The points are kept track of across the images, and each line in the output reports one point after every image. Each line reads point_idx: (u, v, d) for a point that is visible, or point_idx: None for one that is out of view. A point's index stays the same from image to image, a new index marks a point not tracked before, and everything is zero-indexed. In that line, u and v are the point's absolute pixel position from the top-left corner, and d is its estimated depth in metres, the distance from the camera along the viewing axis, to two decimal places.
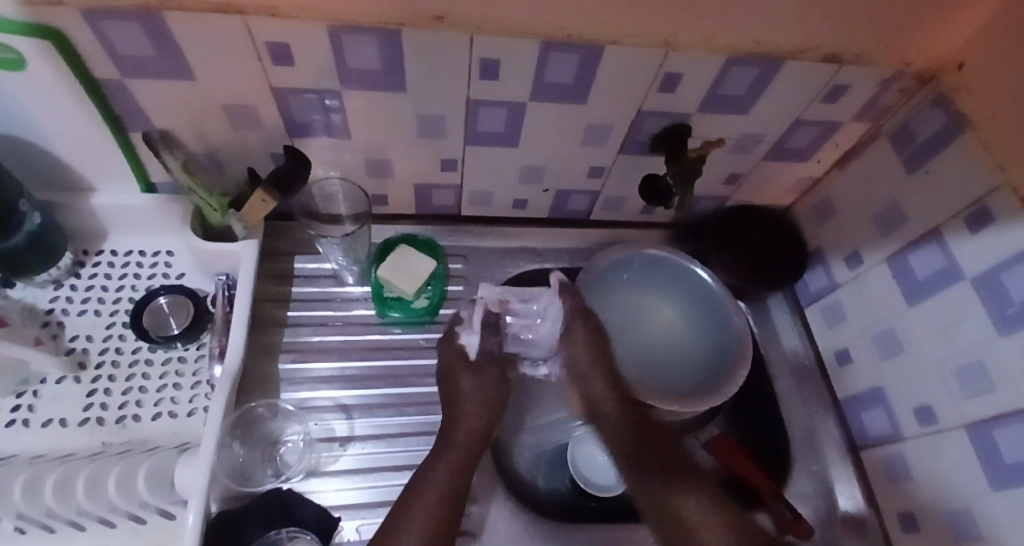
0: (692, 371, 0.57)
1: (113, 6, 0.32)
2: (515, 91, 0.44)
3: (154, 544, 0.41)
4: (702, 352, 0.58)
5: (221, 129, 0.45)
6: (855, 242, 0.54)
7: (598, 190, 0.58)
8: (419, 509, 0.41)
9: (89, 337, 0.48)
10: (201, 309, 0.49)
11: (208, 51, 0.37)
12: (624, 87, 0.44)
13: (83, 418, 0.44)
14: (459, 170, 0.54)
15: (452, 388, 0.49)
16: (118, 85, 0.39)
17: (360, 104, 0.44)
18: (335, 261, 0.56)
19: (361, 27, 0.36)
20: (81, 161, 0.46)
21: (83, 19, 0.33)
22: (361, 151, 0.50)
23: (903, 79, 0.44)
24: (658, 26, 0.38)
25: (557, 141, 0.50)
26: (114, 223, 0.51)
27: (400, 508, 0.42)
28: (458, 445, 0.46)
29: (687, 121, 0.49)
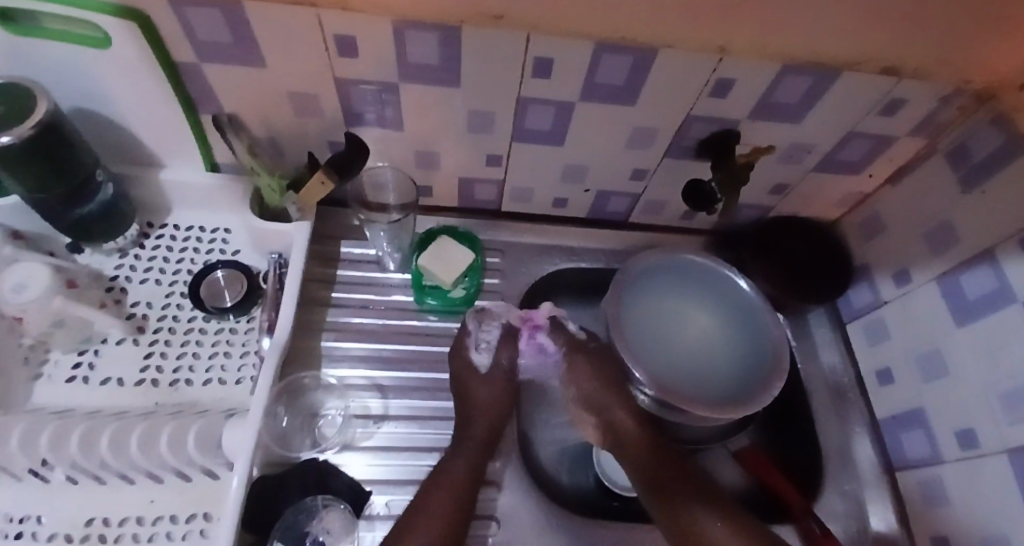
0: (720, 379, 0.56)
1: None
2: (566, 91, 0.45)
3: (196, 501, 0.43)
4: (731, 361, 0.57)
5: (285, 115, 0.48)
6: (903, 259, 0.53)
7: (639, 193, 0.59)
8: (440, 494, 0.44)
9: (149, 303, 0.51)
10: (255, 284, 0.52)
11: (280, 41, 0.39)
12: (674, 90, 0.44)
13: (140, 379, 0.47)
14: (503, 166, 0.55)
15: (466, 388, 0.51)
16: (195, 69, 0.42)
17: (415, 97, 0.46)
18: (379, 246, 0.58)
19: (424, 23, 0.38)
20: (155, 140, 0.49)
21: (170, 6, 0.36)
22: (411, 143, 0.52)
23: (963, 96, 0.43)
24: (713, 31, 0.38)
25: (603, 142, 0.51)
26: (178, 200, 0.54)
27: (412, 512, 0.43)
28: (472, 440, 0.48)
29: (736, 128, 0.48)
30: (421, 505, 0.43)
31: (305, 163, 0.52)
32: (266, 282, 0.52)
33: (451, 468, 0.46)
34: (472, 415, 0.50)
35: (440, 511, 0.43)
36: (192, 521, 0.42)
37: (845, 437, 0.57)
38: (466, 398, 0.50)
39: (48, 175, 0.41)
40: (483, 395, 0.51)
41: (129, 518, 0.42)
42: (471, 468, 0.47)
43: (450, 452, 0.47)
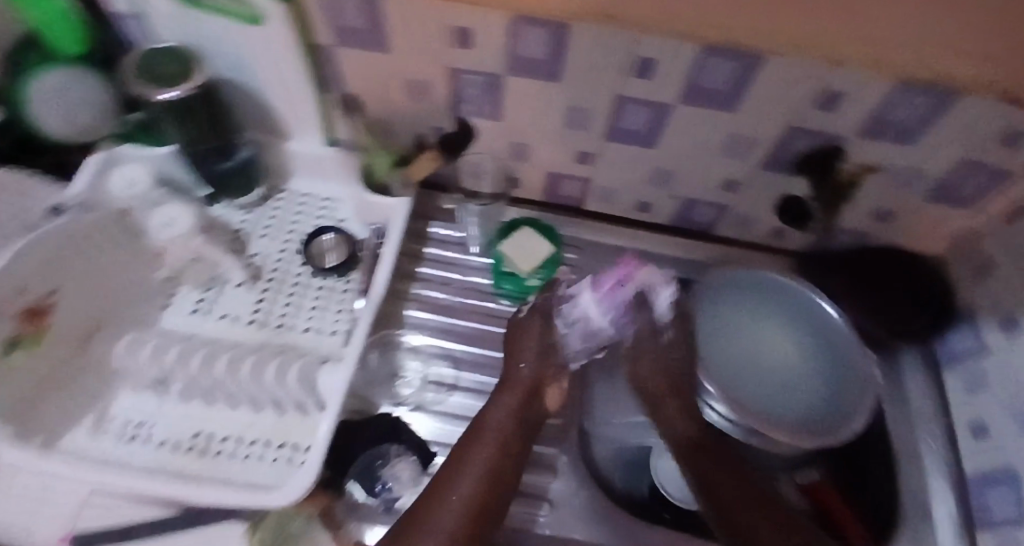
0: (799, 406, 0.53)
1: None
2: (667, 92, 0.45)
3: (286, 432, 0.48)
4: (811, 388, 0.54)
5: (400, 99, 0.52)
6: (1010, 304, 0.48)
7: (727, 204, 0.58)
8: (477, 454, 0.44)
9: (266, 255, 0.58)
10: (356, 251, 0.57)
11: (406, 30, 0.44)
12: (780, 100, 0.43)
13: (251, 318, 0.54)
14: (592, 164, 0.56)
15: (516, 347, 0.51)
16: (331, 51, 0.48)
17: (517, 89, 0.49)
18: (468, 230, 0.62)
19: (538, 18, 0.40)
20: (287, 113, 0.56)
21: None
22: (508, 134, 0.54)
23: None
24: (830, 41, 0.37)
25: (698, 148, 0.51)
26: (300, 168, 0.61)
27: (453, 463, 0.44)
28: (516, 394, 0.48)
29: (843, 144, 0.46)
30: (459, 457, 0.44)
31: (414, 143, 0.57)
32: (366, 250, 0.57)
33: (492, 423, 0.46)
34: (519, 374, 0.49)
35: (479, 465, 0.43)
36: (282, 449, 0.47)
37: (927, 489, 0.52)
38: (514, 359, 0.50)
39: (198, 121, 0.47)
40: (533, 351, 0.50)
41: (231, 437, 0.48)
42: (513, 423, 0.47)
43: (491, 406, 0.48)
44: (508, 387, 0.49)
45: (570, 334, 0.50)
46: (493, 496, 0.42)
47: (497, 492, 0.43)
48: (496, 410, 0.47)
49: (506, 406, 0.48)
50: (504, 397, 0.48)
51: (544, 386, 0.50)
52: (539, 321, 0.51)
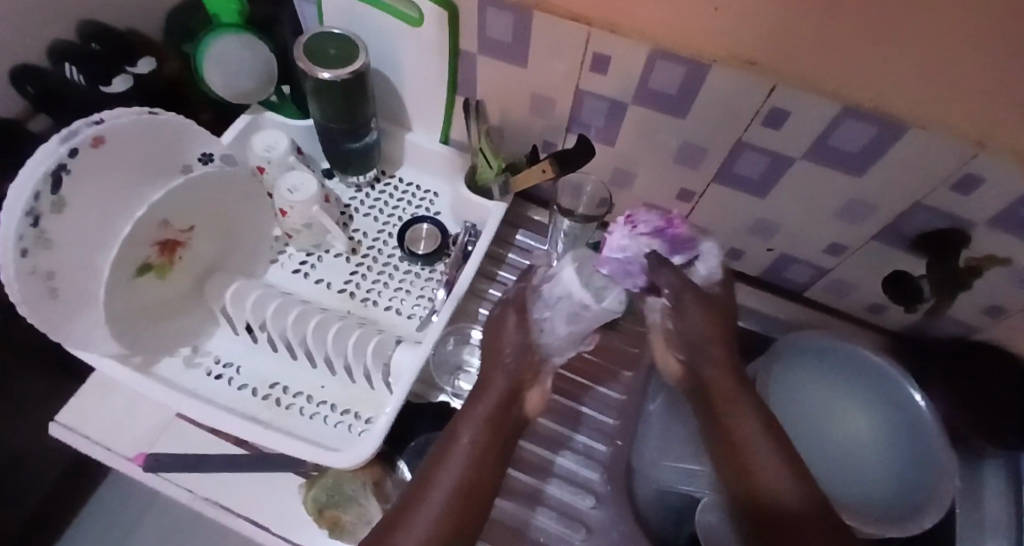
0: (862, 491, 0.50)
1: None
2: (790, 145, 0.45)
3: (354, 400, 0.51)
4: (878, 476, 0.51)
5: (522, 111, 0.55)
6: None
7: (827, 267, 0.56)
8: (448, 462, 0.36)
9: (365, 233, 0.61)
10: (446, 242, 0.60)
11: (546, 48, 0.46)
12: (912, 172, 0.42)
13: (342, 288, 0.57)
14: (692, 202, 0.57)
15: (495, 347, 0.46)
16: (471, 57, 0.51)
17: (637, 118, 0.50)
18: (552, 244, 0.62)
19: (679, 55, 0.42)
20: (415, 106, 0.60)
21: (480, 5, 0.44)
22: (616, 159, 0.56)
23: None
24: (981, 122, 0.36)
25: (808, 204, 0.50)
26: (411, 158, 0.65)
27: (424, 474, 0.36)
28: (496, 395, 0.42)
29: (969, 230, 0.44)
30: (433, 465, 0.36)
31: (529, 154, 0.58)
32: (455, 244, 0.60)
33: (465, 424, 0.40)
34: (497, 376, 0.44)
35: (454, 468, 0.36)
36: (347, 415, 0.50)
37: None
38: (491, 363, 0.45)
39: (346, 103, 0.52)
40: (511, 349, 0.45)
41: (304, 393, 0.51)
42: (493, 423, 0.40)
43: (466, 408, 0.41)
44: (487, 389, 0.43)
45: (554, 315, 0.46)
46: (471, 511, 0.34)
47: (482, 504, 0.35)
48: (473, 410, 0.41)
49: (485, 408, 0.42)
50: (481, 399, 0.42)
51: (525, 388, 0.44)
52: (522, 315, 0.47)
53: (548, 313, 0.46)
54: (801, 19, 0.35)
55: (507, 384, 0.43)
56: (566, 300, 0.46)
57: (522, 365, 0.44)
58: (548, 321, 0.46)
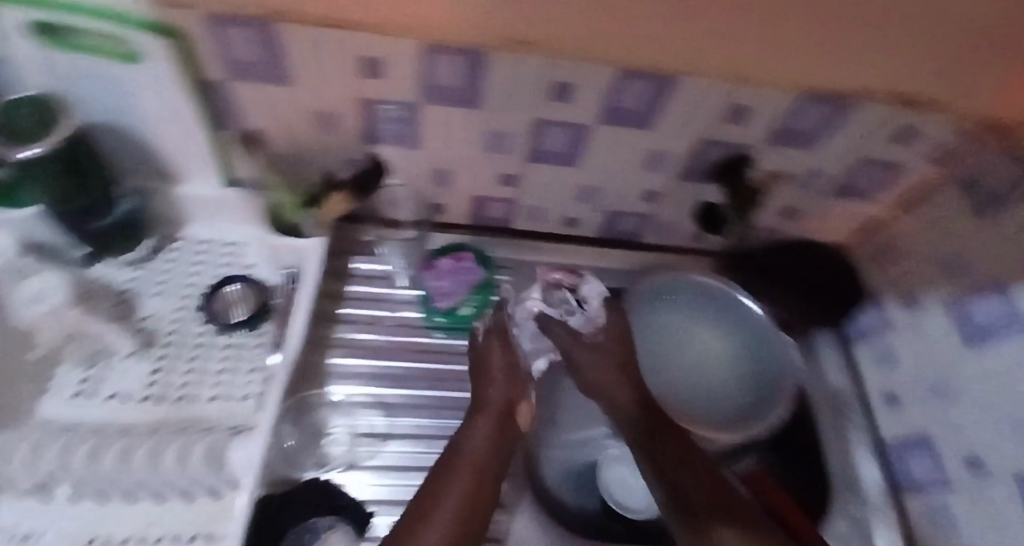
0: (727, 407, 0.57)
1: (237, 14, 0.37)
2: (584, 112, 0.46)
3: (198, 521, 0.42)
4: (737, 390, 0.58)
5: (305, 134, 0.48)
6: (914, 286, 0.52)
7: (651, 213, 0.59)
8: (448, 497, 0.40)
9: (158, 318, 0.53)
10: (265, 298, 0.53)
11: (308, 60, 0.41)
12: (690, 118, 0.45)
13: (146, 394, 0.48)
14: (518, 185, 0.56)
15: (483, 365, 0.50)
16: (224, 87, 0.44)
17: (436, 116, 0.47)
18: (392, 263, 0.60)
19: (451, 45, 0.39)
20: (177, 154, 0.50)
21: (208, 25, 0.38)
22: (429, 162, 0.52)
23: (986, 123, 0.43)
24: (728, 57, 0.39)
25: (617, 163, 0.52)
26: (194, 214, 0.56)
27: (418, 511, 0.39)
28: (492, 416, 0.47)
29: (750, 152, 0.49)
30: (432, 501, 0.40)
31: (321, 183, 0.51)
32: (276, 296, 0.54)
33: (467, 454, 0.44)
34: (490, 395, 0.48)
35: (451, 505, 0.40)
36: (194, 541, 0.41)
37: (849, 461, 0.56)
38: (483, 387, 0.49)
39: (72, 179, 0.42)
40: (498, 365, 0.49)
41: (130, 539, 0.41)
42: (489, 447, 0.45)
43: (462, 434, 0.46)
44: (484, 411, 0.47)
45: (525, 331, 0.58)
46: (467, 534, 0.39)
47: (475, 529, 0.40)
48: (471, 439, 0.45)
49: (482, 432, 0.46)
50: (481, 422, 0.46)
51: (516, 407, 0.48)
52: (505, 335, 0.52)
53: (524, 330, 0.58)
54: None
55: (503, 402, 0.47)
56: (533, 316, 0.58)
57: (512, 383, 0.49)
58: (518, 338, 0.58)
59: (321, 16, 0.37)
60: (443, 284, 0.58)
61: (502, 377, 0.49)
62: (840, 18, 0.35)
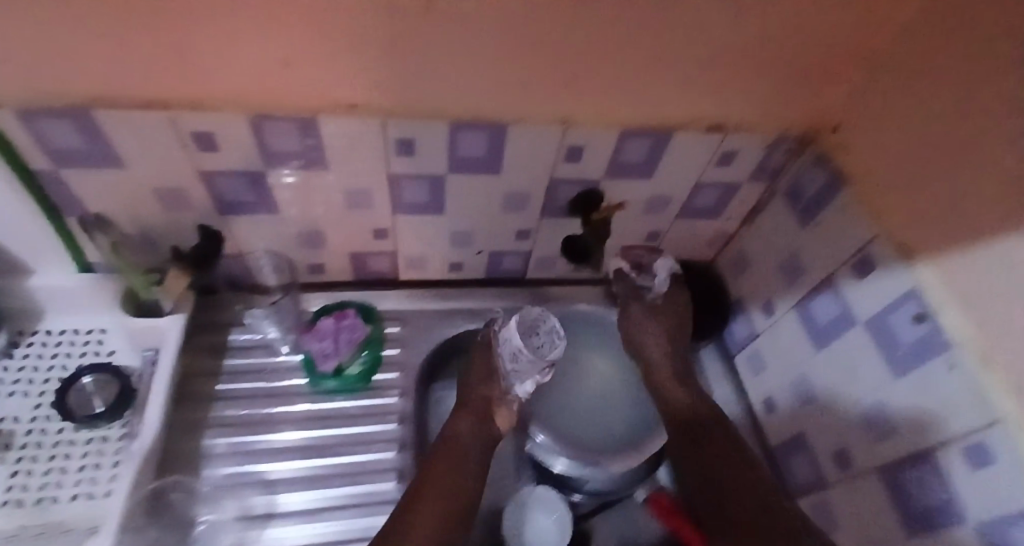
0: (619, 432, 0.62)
1: (48, 104, 0.36)
2: (433, 165, 0.48)
3: None
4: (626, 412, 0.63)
5: (155, 211, 0.48)
6: (768, 292, 0.56)
7: (528, 250, 0.61)
8: (428, 491, 0.45)
9: (16, 418, 0.49)
10: (129, 385, 0.51)
11: (138, 142, 0.41)
12: (532, 161, 0.48)
13: (4, 499, 0.45)
14: (390, 239, 0.56)
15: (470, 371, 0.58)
16: (54, 176, 0.42)
17: (285, 182, 0.47)
18: (269, 332, 0.59)
19: (280, 115, 0.41)
20: (19, 248, 0.48)
21: (19, 120, 0.37)
22: (292, 225, 0.52)
23: (789, 140, 0.48)
24: (545, 104, 0.43)
25: (480, 208, 0.54)
26: (53, 305, 0.53)
27: (410, 502, 0.44)
28: (475, 414, 0.54)
29: (597, 187, 0.52)
30: (415, 494, 0.45)
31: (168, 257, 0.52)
32: (139, 382, 0.52)
33: (450, 443, 0.51)
34: (475, 393, 0.55)
35: (439, 498, 0.45)
36: None
37: None
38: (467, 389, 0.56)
39: None
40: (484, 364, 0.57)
41: None
42: (464, 439, 0.51)
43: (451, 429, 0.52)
44: (465, 410, 0.54)
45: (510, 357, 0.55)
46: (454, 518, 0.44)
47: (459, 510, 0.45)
48: (460, 430, 0.52)
49: (466, 426, 0.53)
50: (463, 418, 0.53)
51: (495, 407, 0.55)
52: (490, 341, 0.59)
53: (520, 347, 0.54)
54: (362, 44, 0.36)
55: (484, 400, 0.55)
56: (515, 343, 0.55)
57: (495, 386, 0.56)
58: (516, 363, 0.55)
59: (141, 98, 0.38)
60: (327, 344, 0.56)
61: (485, 379, 0.56)
62: (632, 52, 0.39)
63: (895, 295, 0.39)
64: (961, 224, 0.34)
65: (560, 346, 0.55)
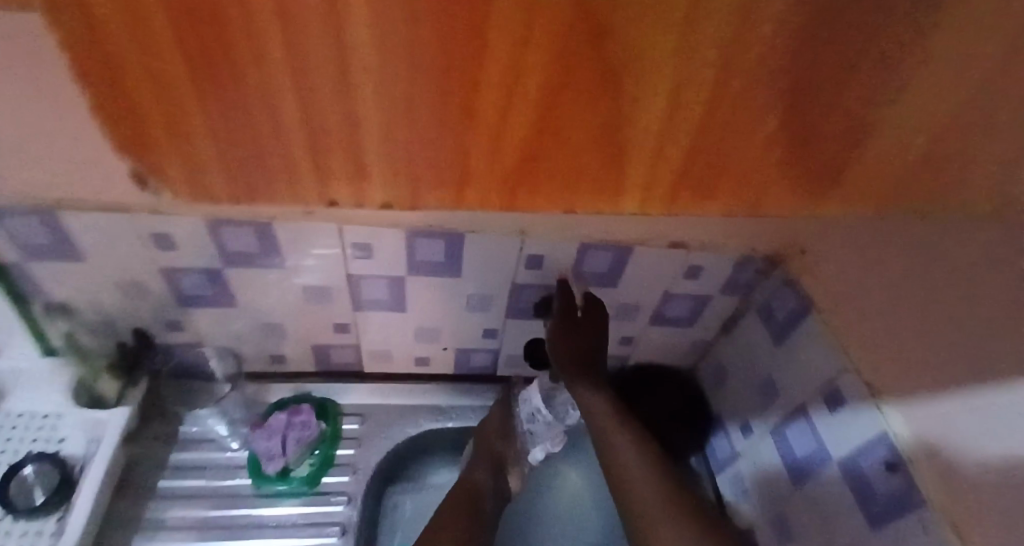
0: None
1: (13, 205, 0.38)
2: (393, 267, 0.47)
3: None
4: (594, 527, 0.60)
5: (116, 301, 0.48)
6: (744, 412, 0.52)
7: (498, 348, 0.59)
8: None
9: None
10: (70, 475, 0.49)
11: (99, 240, 0.42)
12: (493, 266, 0.48)
13: None
14: (353, 333, 0.55)
15: (483, 424, 0.58)
16: (20, 268, 0.43)
17: (243, 279, 0.47)
18: (217, 433, 0.57)
19: (236, 220, 0.41)
20: None
21: None
22: (251, 316, 0.52)
23: (755, 260, 0.47)
24: (501, 217, 0.43)
25: (443, 308, 0.52)
26: (14, 386, 0.53)
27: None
28: (489, 460, 0.55)
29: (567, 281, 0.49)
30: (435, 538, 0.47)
31: (111, 350, 0.52)
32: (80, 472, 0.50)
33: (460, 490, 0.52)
34: (490, 445, 0.56)
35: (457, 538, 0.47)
36: None
37: None
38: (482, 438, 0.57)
39: None
40: (494, 418, 0.57)
41: None
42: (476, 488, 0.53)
43: (461, 479, 0.54)
44: (483, 458, 0.55)
45: (531, 425, 0.56)
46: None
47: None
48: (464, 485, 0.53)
49: (479, 477, 0.54)
50: (478, 468, 0.54)
51: (507, 462, 0.56)
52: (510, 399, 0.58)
53: (540, 409, 0.55)
54: None
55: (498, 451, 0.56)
56: (535, 408, 0.56)
57: (507, 441, 0.56)
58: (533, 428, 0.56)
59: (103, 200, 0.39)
60: (273, 444, 0.55)
61: (501, 434, 0.56)
62: None
63: (865, 439, 0.36)
64: (931, 365, 0.31)
65: (578, 415, 0.56)
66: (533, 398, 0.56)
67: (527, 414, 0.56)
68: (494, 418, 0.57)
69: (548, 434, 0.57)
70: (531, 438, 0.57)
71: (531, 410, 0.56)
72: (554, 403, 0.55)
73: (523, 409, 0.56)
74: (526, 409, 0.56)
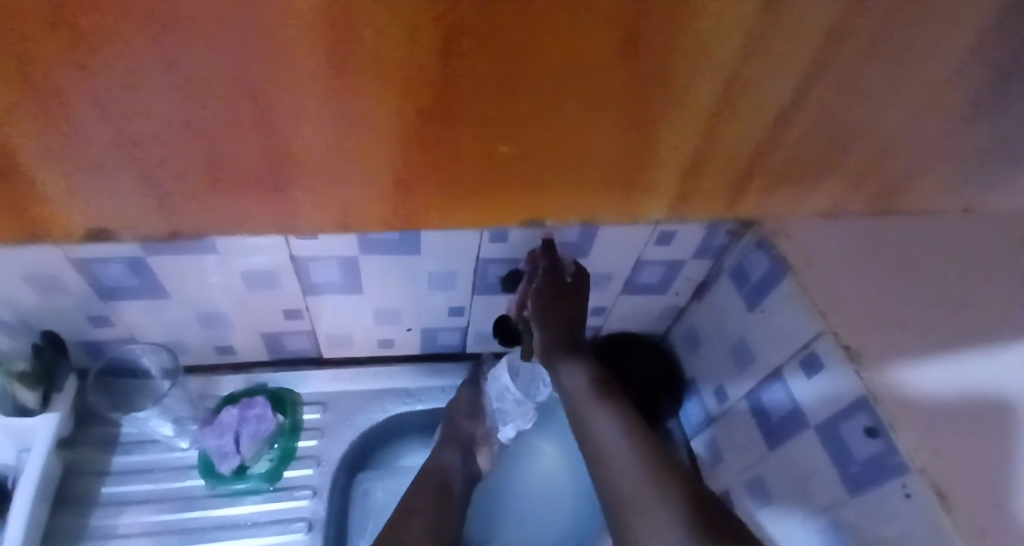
0: (564, 517, 0.58)
1: None
2: (342, 246, 0.42)
3: None
4: (572, 496, 0.59)
5: (26, 297, 0.43)
6: (718, 377, 0.51)
7: (466, 325, 0.55)
8: (413, 529, 0.44)
9: None
10: (1, 489, 0.47)
11: None
12: (454, 241, 0.44)
13: None
14: (305, 318, 0.51)
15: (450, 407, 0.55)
16: None
17: (170, 268, 0.42)
18: (160, 435, 0.52)
19: None
20: None
21: None
22: (187, 306, 0.46)
23: (727, 224, 0.44)
24: None
25: (402, 287, 0.48)
26: None
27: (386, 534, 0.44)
28: (457, 438, 0.53)
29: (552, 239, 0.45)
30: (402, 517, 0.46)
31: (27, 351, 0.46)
32: (15, 484, 0.48)
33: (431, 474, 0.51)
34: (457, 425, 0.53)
35: (430, 524, 0.46)
36: None
37: None
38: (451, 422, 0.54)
39: None
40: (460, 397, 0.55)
41: None
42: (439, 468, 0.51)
43: (432, 462, 0.52)
44: (450, 438, 0.53)
45: (500, 400, 0.55)
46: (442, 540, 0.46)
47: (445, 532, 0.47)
48: (435, 467, 0.51)
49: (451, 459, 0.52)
50: (448, 450, 0.52)
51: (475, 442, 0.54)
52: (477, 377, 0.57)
53: (508, 387, 0.55)
54: None
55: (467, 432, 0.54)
56: (501, 385, 0.55)
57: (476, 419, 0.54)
58: (501, 403, 0.55)
59: None
60: (225, 442, 0.51)
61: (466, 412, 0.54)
62: None
63: (843, 403, 0.35)
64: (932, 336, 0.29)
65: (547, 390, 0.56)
66: (499, 376, 0.55)
67: (494, 390, 0.55)
68: (461, 398, 0.54)
69: (517, 408, 0.56)
70: (499, 414, 0.56)
71: (497, 386, 0.55)
72: (520, 378, 0.55)
73: (489, 387, 0.55)
74: (495, 386, 0.55)
